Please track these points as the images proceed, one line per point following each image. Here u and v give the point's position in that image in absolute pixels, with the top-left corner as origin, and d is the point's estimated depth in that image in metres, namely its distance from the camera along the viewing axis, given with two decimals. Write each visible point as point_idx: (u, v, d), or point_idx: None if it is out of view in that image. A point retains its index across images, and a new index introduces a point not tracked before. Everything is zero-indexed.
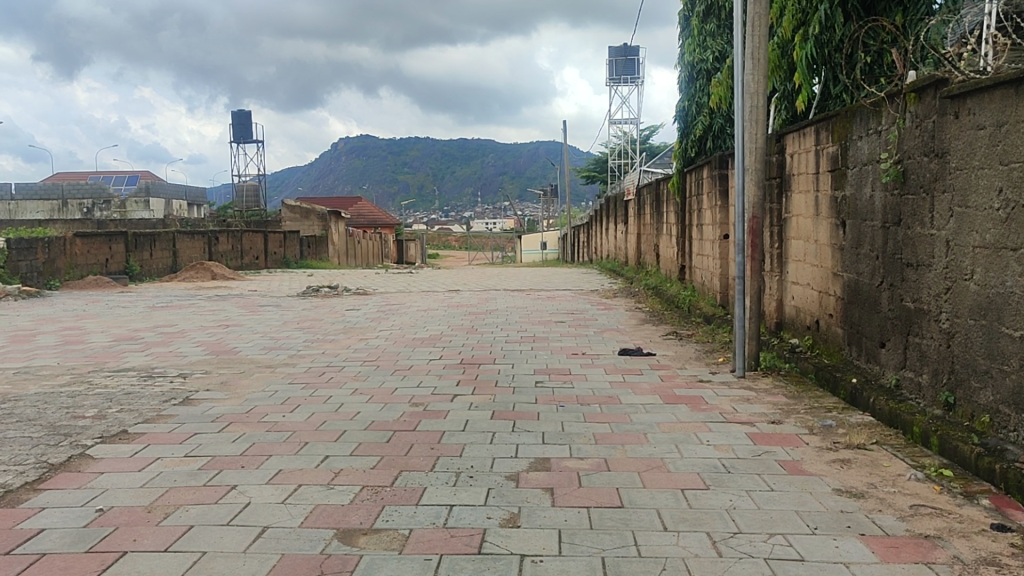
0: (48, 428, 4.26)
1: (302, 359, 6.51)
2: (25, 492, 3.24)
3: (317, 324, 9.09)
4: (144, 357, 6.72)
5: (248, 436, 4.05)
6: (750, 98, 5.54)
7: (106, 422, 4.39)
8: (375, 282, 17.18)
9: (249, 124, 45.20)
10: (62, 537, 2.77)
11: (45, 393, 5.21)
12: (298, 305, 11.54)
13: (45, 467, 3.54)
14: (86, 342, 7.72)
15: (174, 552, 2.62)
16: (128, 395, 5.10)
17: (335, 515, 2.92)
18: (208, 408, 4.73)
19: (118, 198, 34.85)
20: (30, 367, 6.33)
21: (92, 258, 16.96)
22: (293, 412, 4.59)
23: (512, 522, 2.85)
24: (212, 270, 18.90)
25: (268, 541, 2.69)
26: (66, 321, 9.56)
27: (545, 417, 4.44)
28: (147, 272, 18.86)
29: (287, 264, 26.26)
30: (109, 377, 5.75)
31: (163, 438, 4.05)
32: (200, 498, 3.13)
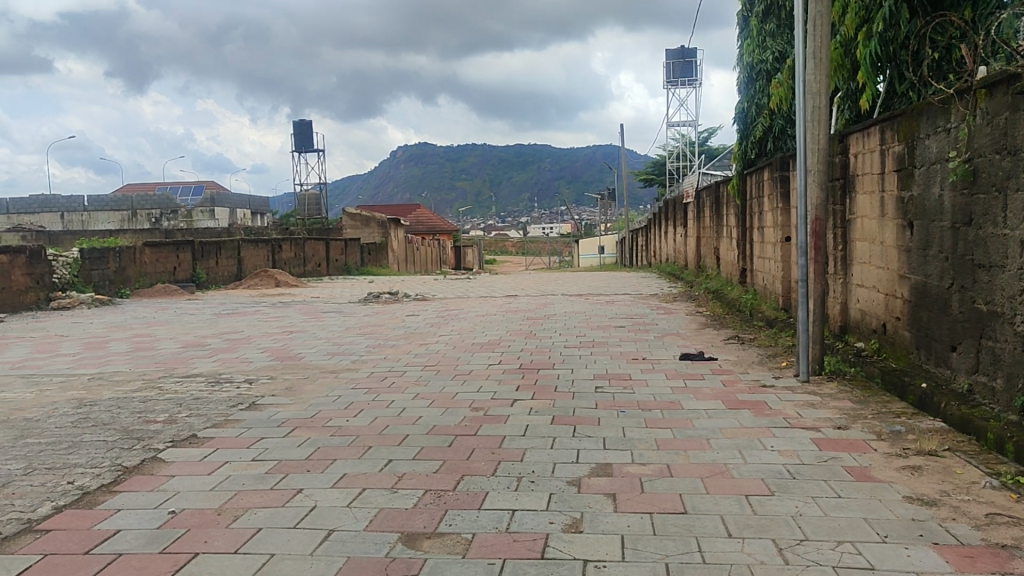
0: (123, 432, 4.39)
1: (365, 364, 6.61)
2: (101, 494, 3.35)
3: (378, 330, 9.17)
4: (212, 363, 6.87)
5: (313, 440, 4.11)
6: (812, 98, 5.42)
7: (177, 426, 4.51)
8: (434, 288, 17.46)
9: (309, 133, 46.08)
10: (136, 538, 2.85)
11: (118, 398, 5.37)
12: (359, 311, 11.69)
13: (120, 470, 3.66)
14: (156, 349, 7.92)
15: (244, 554, 2.68)
16: (198, 400, 5.23)
17: (399, 519, 2.95)
18: (274, 413, 4.82)
19: (185, 209, 35.92)
20: (104, 372, 6.55)
21: (162, 266, 17.45)
22: (357, 416, 4.65)
23: (574, 527, 2.85)
24: (276, 277, 19.30)
25: (335, 544, 2.73)
26: (136, 328, 9.84)
27: (606, 422, 4.42)
28: (213, 281, 19.30)
29: (348, 271, 26.62)
30: (178, 383, 5.91)
31: (231, 442, 4.14)
32: (267, 501, 3.19)
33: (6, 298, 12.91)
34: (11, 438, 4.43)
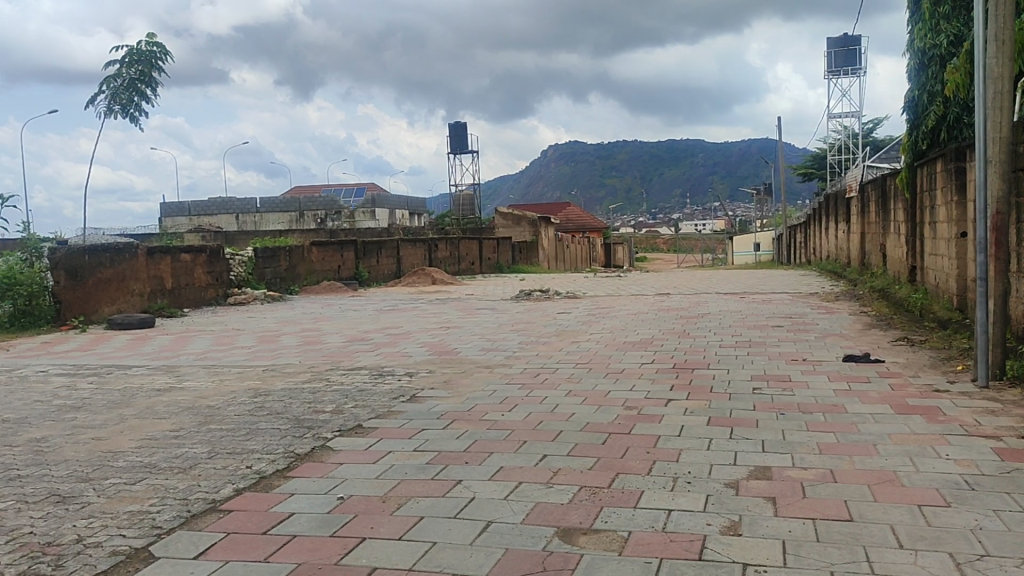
0: (295, 420, 4.66)
1: (518, 360, 6.71)
2: (276, 478, 3.58)
3: (531, 327, 9.26)
4: (373, 356, 7.16)
5: (471, 434, 4.21)
6: (994, 83, 5.06)
7: (343, 416, 4.74)
8: (586, 286, 17.49)
9: (463, 135, 47.15)
10: (309, 520, 3.02)
11: (290, 388, 5.70)
12: (512, 309, 11.88)
13: (293, 456, 3.89)
14: (323, 343, 8.35)
15: (408, 541, 2.78)
16: (362, 392, 5.48)
17: (556, 513, 2.99)
18: (432, 405, 4.97)
19: (347, 210, 37.63)
20: (277, 364, 6.95)
21: (327, 264, 18.32)
22: (512, 411, 4.73)
23: (732, 530, 2.79)
24: (432, 275, 19.89)
25: (493, 536, 2.80)
26: (305, 323, 10.41)
27: (765, 424, 4.30)
28: (373, 278, 20.08)
29: (500, 269, 27.07)
30: (344, 374, 6.20)
31: (393, 433, 4.31)
32: (429, 490, 3.30)
33: (190, 294, 13.94)
34: (196, 424, 4.80)
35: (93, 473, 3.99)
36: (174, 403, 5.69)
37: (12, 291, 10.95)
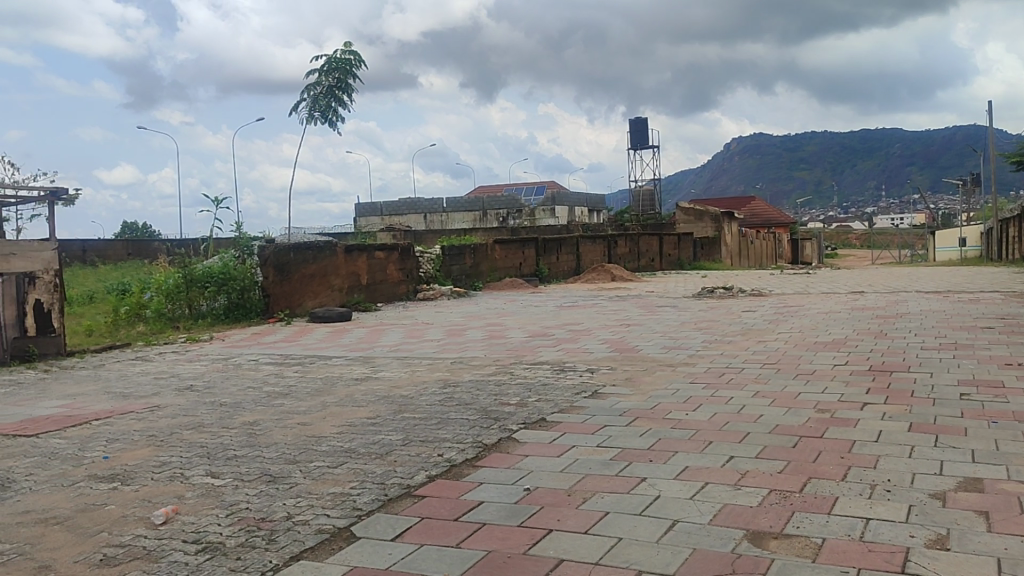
0: (482, 412, 4.81)
1: (702, 359, 6.59)
2: (466, 467, 3.73)
3: (715, 325, 9.06)
4: (556, 352, 7.26)
5: (655, 432, 4.19)
6: None
7: (528, 409, 4.84)
8: (772, 283, 16.88)
9: (644, 130, 46.73)
10: (498, 510, 3.12)
11: (477, 381, 5.89)
12: (695, 306, 11.67)
13: (481, 447, 4.03)
14: (507, 337, 8.54)
15: (594, 535, 2.81)
16: (546, 386, 5.56)
17: (744, 516, 2.92)
18: (615, 402, 4.98)
19: (528, 208, 38.30)
20: (463, 357, 7.20)
21: (510, 261, 18.72)
22: (697, 411, 4.66)
23: (939, 544, 2.62)
24: (612, 272, 19.88)
25: (680, 535, 2.77)
26: (489, 318, 10.69)
27: (974, 433, 4.00)
28: (554, 275, 20.32)
29: (681, 266, 26.66)
30: (528, 368, 6.32)
31: (577, 427, 4.35)
32: (614, 486, 3.31)
33: (383, 290, 14.67)
34: (391, 413, 5.07)
35: (299, 455, 4.32)
36: (370, 391, 6.02)
37: (227, 287, 11.95)
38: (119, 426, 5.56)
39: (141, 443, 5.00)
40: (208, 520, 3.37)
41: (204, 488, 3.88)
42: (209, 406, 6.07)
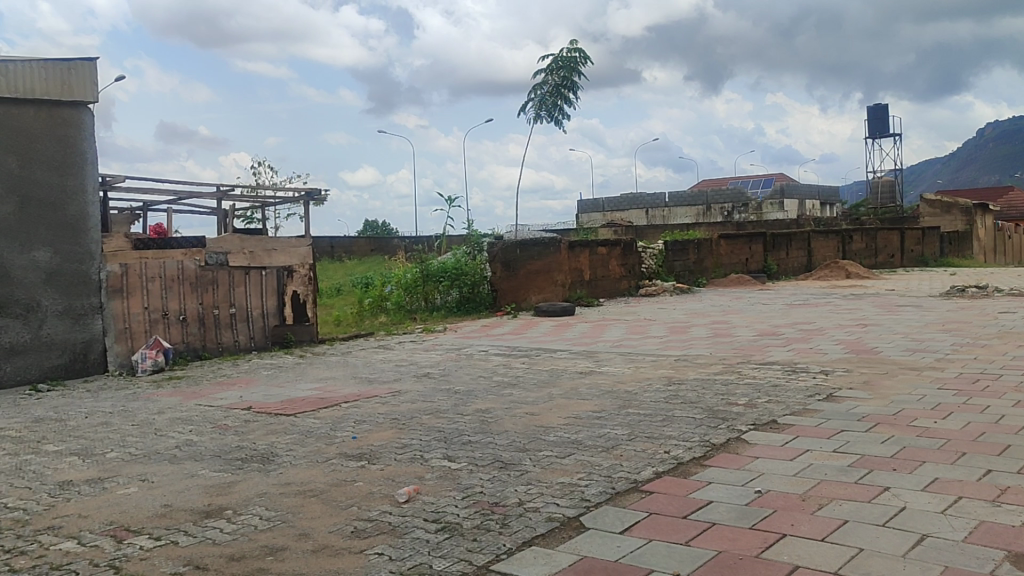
0: (709, 411, 4.76)
1: (951, 363, 6.09)
2: (693, 466, 3.72)
3: (966, 326, 8.34)
4: (786, 352, 6.99)
5: (898, 439, 3.93)
6: None
7: (757, 410, 4.71)
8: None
9: (884, 117, 43.72)
10: (728, 511, 3.09)
11: (703, 379, 5.81)
12: (942, 306, 10.78)
13: (708, 446, 4.00)
14: (733, 335, 8.34)
15: (832, 543, 2.69)
16: (776, 387, 5.38)
17: (1005, 535, 2.68)
18: (853, 406, 4.73)
19: (755, 202, 37.06)
20: (688, 355, 7.12)
21: (736, 257, 18.21)
22: (946, 419, 4.32)
23: None
24: (847, 269, 18.78)
25: (929, 550, 2.59)
26: (715, 316, 10.47)
27: None
28: (782, 271, 19.53)
29: (925, 262, 24.71)
30: (756, 368, 6.15)
31: (812, 431, 4.18)
32: (853, 494, 3.15)
33: (606, 285, 14.76)
34: (617, 408, 5.13)
35: (529, 444, 4.49)
36: (595, 385, 6.10)
37: (459, 281, 12.76)
38: (366, 409, 6.02)
39: (384, 426, 5.37)
40: (447, 501, 3.64)
41: (442, 471, 4.14)
42: (444, 393, 6.41)
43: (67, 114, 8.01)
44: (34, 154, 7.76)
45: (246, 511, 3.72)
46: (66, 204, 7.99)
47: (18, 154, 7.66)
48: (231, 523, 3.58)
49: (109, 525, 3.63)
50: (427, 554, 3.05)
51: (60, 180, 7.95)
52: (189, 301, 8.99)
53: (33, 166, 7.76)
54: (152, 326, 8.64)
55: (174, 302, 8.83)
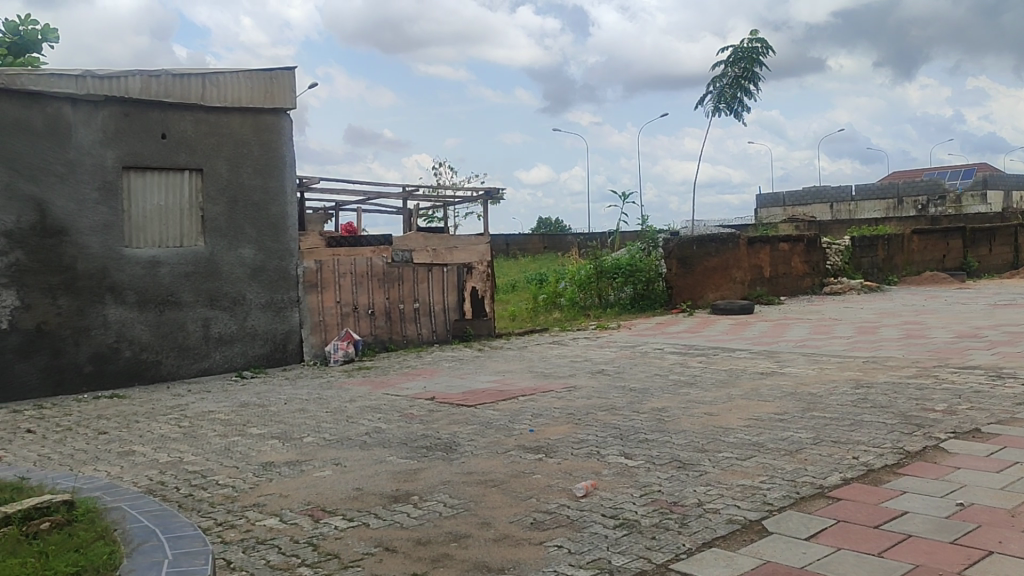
0: (902, 417, 4.51)
1: None
2: (886, 474, 3.55)
3: None
4: (990, 355, 6.49)
5: None
6: None
7: (957, 417, 4.41)
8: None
9: None
10: (925, 522, 2.94)
11: (895, 383, 5.50)
12: None
13: (902, 454, 3.81)
14: (929, 337, 7.84)
15: None
16: (978, 393, 5.02)
17: None
18: None
19: (953, 194, 34.57)
20: (878, 357, 6.76)
21: (931, 254, 17.07)
22: None
23: None
24: None
25: None
26: (907, 316, 9.87)
27: None
28: (985, 269, 18.14)
29: None
30: (955, 373, 5.75)
31: (1020, 442, 3.87)
32: None
33: (787, 283, 14.25)
34: (800, 410, 4.96)
35: (707, 444, 4.42)
36: (777, 386, 5.91)
37: (633, 278, 12.69)
38: (543, 403, 6.12)
39: (561, 420, 5.44)
40: (625, 498, 3.65)
41: (619, 467, 4.15)
42: (620, 390, 6.40)
43: (271, 121, 8.61)
44: (242, 158, 8.40)
45: (431, 498, 3.87)
46: (268, 204, 8.60)
47: (228, 158, 8.31)
48: (417, 508, 3.74)
49: (307, 505, 3.88)
50: (606, 549, 3.07)
51: (264, 182, 8.56)
52: (377, 296, 9.44)
53: (240, 170, 8.39)
54: (343, 319, 9.17)
55: (363, 297, 9.30)
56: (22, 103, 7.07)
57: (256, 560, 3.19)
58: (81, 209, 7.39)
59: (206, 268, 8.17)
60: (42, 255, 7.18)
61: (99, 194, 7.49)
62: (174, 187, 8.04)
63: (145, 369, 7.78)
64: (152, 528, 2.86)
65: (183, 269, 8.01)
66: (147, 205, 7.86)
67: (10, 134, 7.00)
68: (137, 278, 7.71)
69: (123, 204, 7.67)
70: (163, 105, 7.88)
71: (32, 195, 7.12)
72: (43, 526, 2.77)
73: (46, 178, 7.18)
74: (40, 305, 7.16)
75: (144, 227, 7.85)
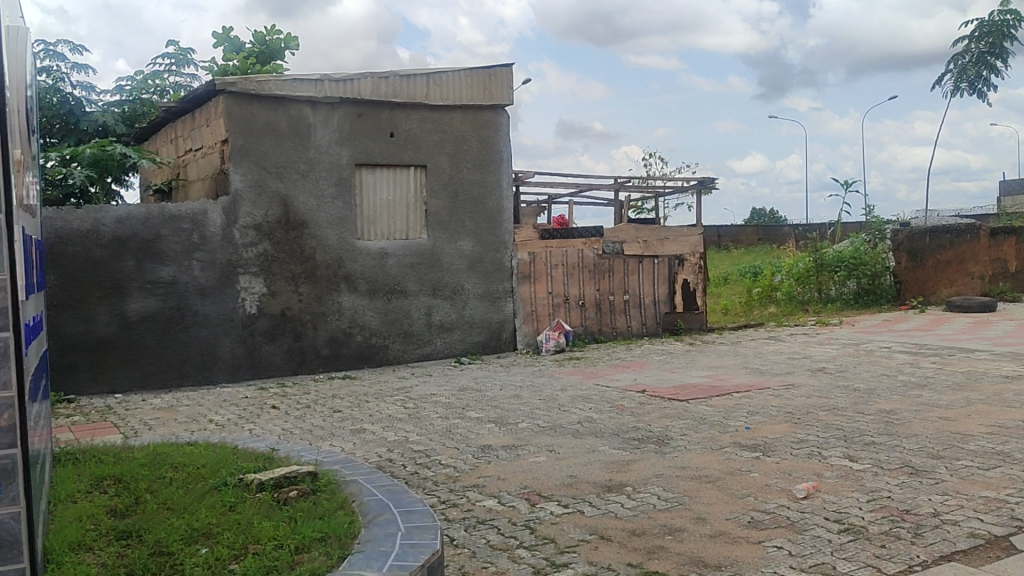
0: None
1: None
2: None
3: None
4: None
5: None
6: None
7: None
8: None
9: None
10: None
11: None
12: None
13: None
14: None
15: None
16: None
17: None
18: None
19: None
20: None
21: None
22: None
23: None
24: None
25: None
26: None
27: None
28: None
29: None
30: None
31: None
32: None
33: None
34: None
35: (944, 451, 4.12)
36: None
37: (858, 271, 11.91)
38: (760, 400, 5.93)
39: (779, 418, 5.25)
40: (850, 502, 3.48)
41: (844, 470, 3.95)
42: (844, 390, 6.08)
43: (489, 117, 8.92)
44: (462, 155, 8.76)
45: (645, 490, 3.87)
46: (486, 198, 8.92)
47: (450, 155, 8.69)
48: (631, 499, 3.75)
49: (524, 489, 3.99)
50: (830, 553, 2.95)
51: (483, 177, 8.88)
52: (588, 287, 9.53)
53: (461, 165, 8.76)
54: (555, 310, 9.32)
55: (574, 288, 9.42)
56: (271, 107, 7.74)
57: (477, 538, 3.33)
58: (320, 204, 7.99)
59: (429, 259, 8.59)
60: (287, 246, 7.84)
61: (335, 189, 8.07)
62: (401, 182, 8.50)
63: (374, 353, 8.30)
64: (385, 502, 2.99)
65: (409, 260, 8.47)
66: (377, 200, 8.36)
67: (261, 136, 7.69)
68: (368, 268, 8.24)
69: (355, 199, 8.22)
70: (392, 105, 8.34)
71: (279, 192, 7.79)
72: (291, 495, 3.04)
73: (291, 176, 7.84)
74: (285, 292, 7.82)
75: (374, 221, 8.35)
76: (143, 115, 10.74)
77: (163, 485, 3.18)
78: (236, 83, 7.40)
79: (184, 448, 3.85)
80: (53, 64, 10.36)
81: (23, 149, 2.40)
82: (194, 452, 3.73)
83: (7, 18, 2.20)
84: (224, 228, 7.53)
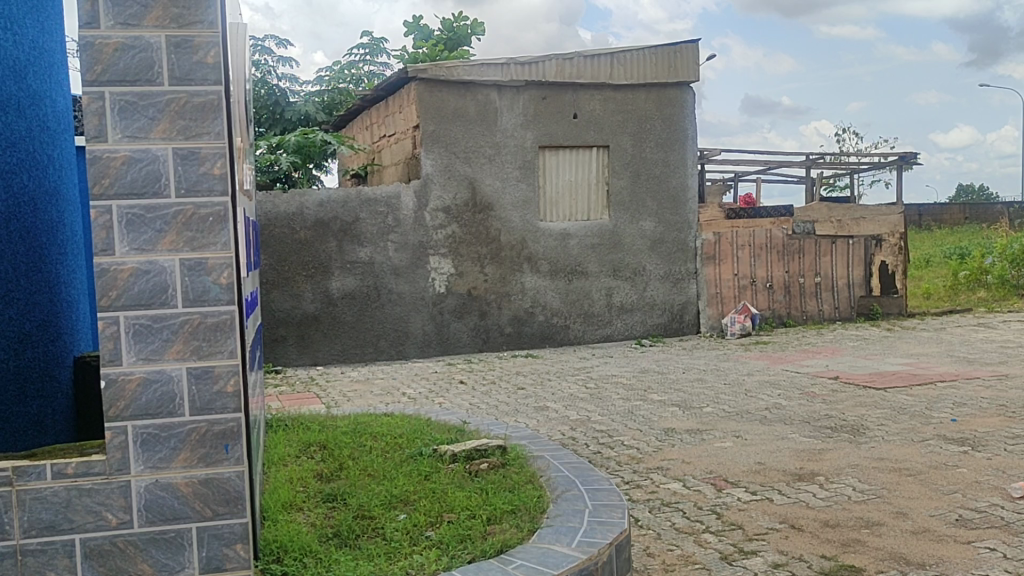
0: None
1: None
2: None
3: None
4: None
5: None
6: None
7: None
8: None
9: None
10: None
11: None
12: None
13: None
14: None
15: None
16: None
17: None
18: None
19: None
20: None
21: None
22: None
23: None
24: None
25: None
26: None
27: None
28: None
29: None
30: None
31: None
32: None
33: None
34: None
35: None
36: None
37: None
38: (967, 391, 5.51)
39: (991, 412, 4.85)
40: None
41: None
42: None
43: (673, 95, 8.76)
44: (645, 134, 8.65)
45: (839, 480, 3.70)
46: (669, 177, 8.77)
47: (633, 134, 8.61)
48: (824, 489, 3.60)
49: (710, 474, 3.92)
50: None
51: (666, 156, 8.74)
52: (776, 269, 9.18)
53: (644, 144, 8.66)
54: (741, 292, 9.06)
55: (762, 269, 9.11)
56: (459, 92, 7.94)
57: (662, 521, 3.30)
58: (505, 185, 8.15)
59: (611, 239, 8.56)
60: (473, 228, 8.06)
61: (520, 172, 8.20)
62: (585, 162, 8.51)
63: (556, 333, 8.40)
64: (572, 479, 3.01)
65: (591, 240, 8.48)
66: (560, 181, 8.42)
67: (450, 121, 7.92)
68: (552, 249, 8.33)
69: (539, 180, 8.32)
70: (576, 85, 8.34)
71: (466, 175, 8.01)
72: (482, 467, 3.14)
73: (478, 160, 8.04)
74: (471, 272, 8.05)
75: (558, 202, 8.41)
76: (340, 104, 11.33)
77: (364, 453, 3.36)
78: (427, 70, 7.64)
79: (381, 418, 4.05)
80: (261, 58, 11.14)
81: (244, 138, 2.58)
82: (391, 423, 3.92)
83: (227, 17, 2.38)
84: (416, 210, 7.84)
